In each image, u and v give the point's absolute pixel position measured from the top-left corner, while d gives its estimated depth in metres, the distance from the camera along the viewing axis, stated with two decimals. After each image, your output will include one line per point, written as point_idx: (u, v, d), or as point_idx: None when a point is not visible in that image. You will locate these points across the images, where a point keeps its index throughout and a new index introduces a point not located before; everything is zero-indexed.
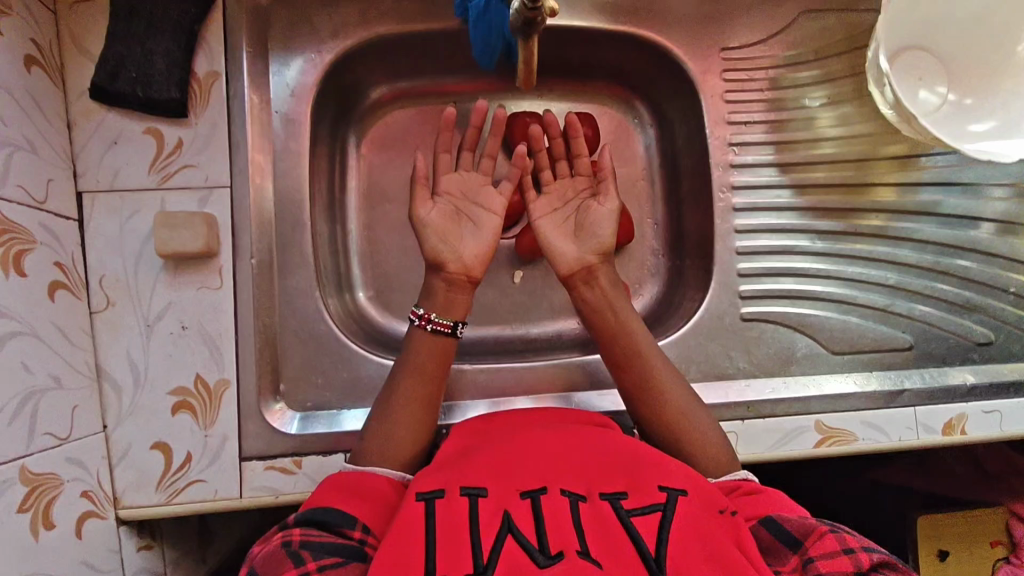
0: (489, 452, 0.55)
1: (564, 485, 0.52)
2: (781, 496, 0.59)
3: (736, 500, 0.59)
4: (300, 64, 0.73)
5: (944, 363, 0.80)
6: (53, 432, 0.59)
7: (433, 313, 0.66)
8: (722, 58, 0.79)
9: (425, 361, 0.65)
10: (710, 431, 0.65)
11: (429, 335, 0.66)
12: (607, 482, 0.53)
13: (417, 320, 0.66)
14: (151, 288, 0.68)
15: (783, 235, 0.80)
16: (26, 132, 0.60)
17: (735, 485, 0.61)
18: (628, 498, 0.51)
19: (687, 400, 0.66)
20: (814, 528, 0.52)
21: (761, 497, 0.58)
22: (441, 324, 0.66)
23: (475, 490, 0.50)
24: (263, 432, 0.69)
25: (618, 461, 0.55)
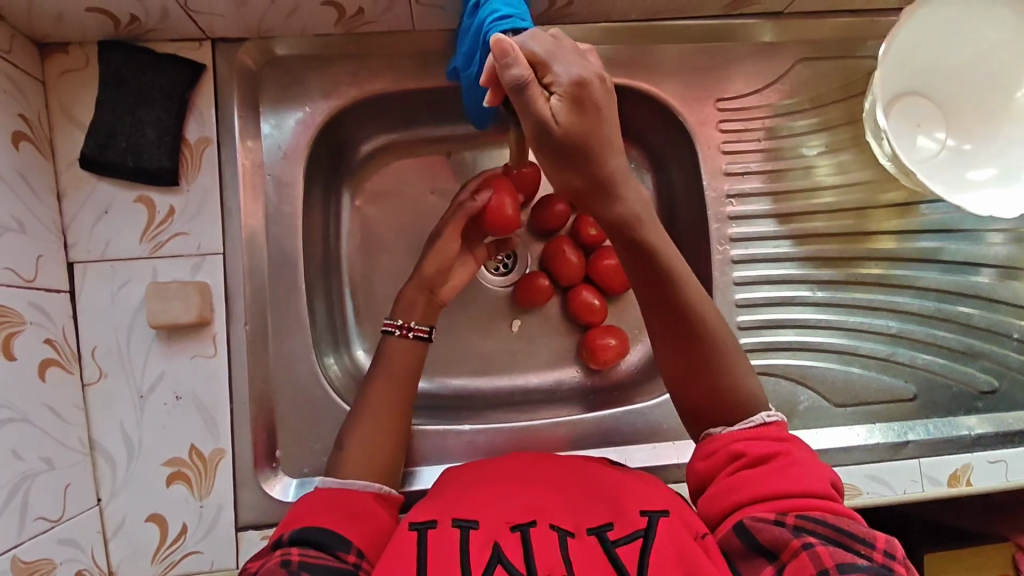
0: (482, 488, 0.54)
1: (554, 520, 0.50)
2: (791, 465, 0.51)
3: (733, 477, 0.52)
4: (292, 124, 0.73)
5: (949, 413, 0.79)
6: (45, 515, 0.59)
7: (412, 320, 0.67)
8: (717, 109, 0.79)
9: (401, 368, 0.65)
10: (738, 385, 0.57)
11: (410, 343, 0.67)
12: (599, 516, 0.51)
13: (396, 329, 0.67)
14: (144, 358, 0.67)
15: (782, 285, 0.79)
16: (14, 211, 0.60)
17: (738, 451, 0.54)
18: (615, 529, 0.49)
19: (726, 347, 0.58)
20: (788, 542, 0.46)
21: (762, 471, 0.51)
22: (419, 330, 0.67)
23: (465, 521, 0.49)
24: (259, 502, 0.68)
25: (614, 496, 0.54)
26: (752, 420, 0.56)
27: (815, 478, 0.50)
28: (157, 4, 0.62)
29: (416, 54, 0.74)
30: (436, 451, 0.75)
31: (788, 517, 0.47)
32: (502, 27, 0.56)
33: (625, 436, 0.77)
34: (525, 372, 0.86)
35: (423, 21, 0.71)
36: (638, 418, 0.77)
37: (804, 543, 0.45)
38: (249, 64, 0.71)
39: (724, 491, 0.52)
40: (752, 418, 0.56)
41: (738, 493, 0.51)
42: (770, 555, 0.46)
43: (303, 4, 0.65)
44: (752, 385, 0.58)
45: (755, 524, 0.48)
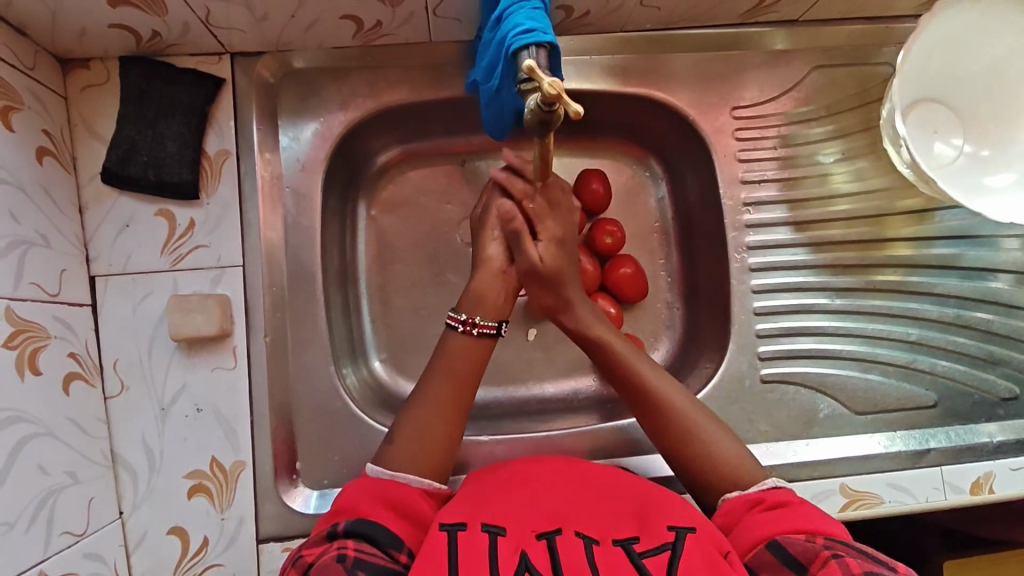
0: (506, 496, 0.54)
1: (579, 529, 0.50)
2: (809, 505, 0.53)
3: (756, 515, 0.54)
4: (310, 135, 0.72)
5: (970, 421, 0.78)
6: (70, 530, 0.59)
7: (478, 317, 0.65)
8: (733, 117, 0.79)
9: (462, 364, 0.63)
10: (725, 448, 0.61)
11: (474, 340, 0.65)
12: (624, 529, 0.51)
13: (460, 325, 0.65)
14: (165, 371, 0.67)
15: (801, 294, 0.79)
16: (39, 226, 0.61)
17: (757, 499, 0.56)
18: (641, 542, 0.49)
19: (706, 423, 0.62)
20: (817, 551, 0.47)
21: (785, 510, 0.53)
22: (486, 327, 0.65)
23: (493, 528, 0.49)
24: (279, 514, 0.68)
25: (636, 511, 0.54)
26: (764, 486, 0.57)
27: (831, 522, 0.52)
28: (179, 20, 0.63)
29: (433, 65, 0.74)
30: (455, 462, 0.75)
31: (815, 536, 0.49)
32: (524, 41, 0.52)
33: (643, 446, 0.77)
34: (542, 382, 0.86)
35: (440, 32, 0.71)
36: None
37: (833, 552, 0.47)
38: (268, 78, 0.72)
39: (748, 522, 0.53)
40: (762, 481, 0.58)
41: (763, 522, 0.52)
42: (798, 566, 0.47)
43: (323, 17, 0.66)
44: (733, 447, 0.61)
45: (783, 540, 0.50)
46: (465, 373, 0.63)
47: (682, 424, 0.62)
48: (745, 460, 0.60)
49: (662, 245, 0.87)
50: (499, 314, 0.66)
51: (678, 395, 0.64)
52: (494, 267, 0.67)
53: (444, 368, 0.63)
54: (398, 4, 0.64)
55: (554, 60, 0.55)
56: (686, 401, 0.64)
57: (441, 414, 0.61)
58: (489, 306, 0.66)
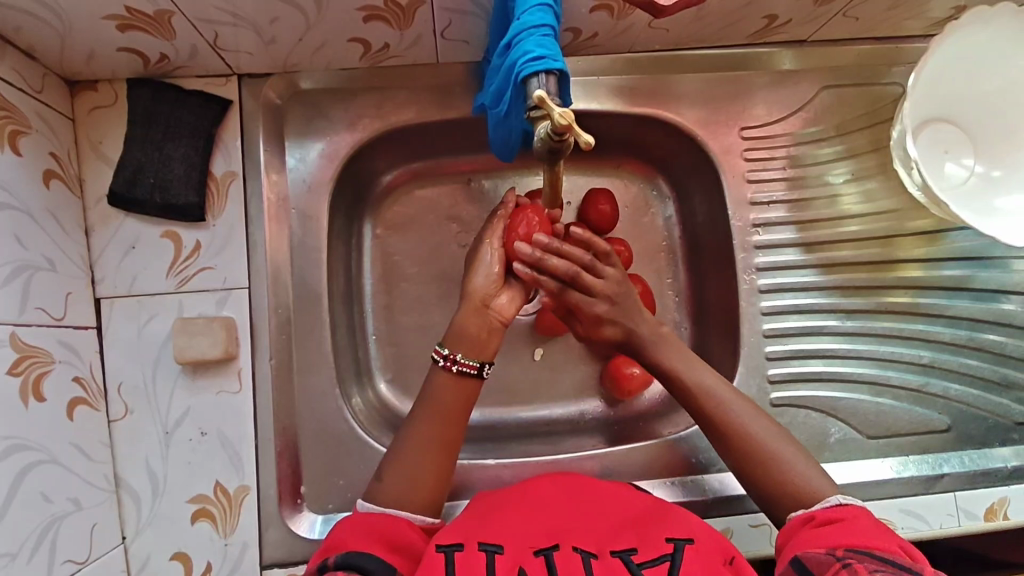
0: (505, 515, 0.55)
1: (576, 543, 0.50)
2: (863, 521, 0.52)
3: (809, 531, 0.53)
4: (316, 158, 0.72)
5: (983, 445, 0.77)
6: (72, 557, 0.58)
7: (460, 354, 0.61)
8: (743, 138, 0.78)
9: (448, 404, 0.61)
10: (797, 462, 0.60)
11: (456, 378, 0.61)
12: (623, 541, 0.52)
13: (442, 361, 0.61)
14: (170, 394, 0.67)
15: (811, 316, 0.78)
16: (45, 250, 0.60)
17: (812, 513, 0.56)
18: (639, 553, 0.50)
19: (774, 438, 0.61)
20: (831, 564, 0.48)
21: (831, 526, 0.53)
22: (468, 365, 0.61)
23: (490, 546, 0.49)
24: (284, 539, 0.67)
25: (637, 527, 0.54)
26: (827, 503, 0.56)
27: (886, 537, 0.50)
28: (187, 43, 0.63)
29: (440, 86, 0.74)
30: (461, 486, 0.74)
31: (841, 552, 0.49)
32: (533, 68, 0.51)
33: (652, 469, 0.76)
34: (549, 403, 0.85)
35: (447, 54, 0.71)
36: (668, 451, 0.76)
37: (844, 565, 0.47)
38: (275, 99, 0.72)
39: (795, 538, 0.54)
40: (827, 498, 0.57)
41: (803, 538, 0.53)
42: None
43: (330, 41, 0.66)
44: (803, 468, 0.59)
45: (806, 554, 0.50)
46: (452, 410, 0.61)
47: (763, 451, 0.60)
48: (816, 483, 0.58)
49: (670, 264, 0.86)
50: (482, 354, 0.62)
51: (744, 412, 0.62)
52: (477, 300, 0.63)
53: (431, 407, 0.61)
54: (406, 27, 0.64)
55: (563, 85, 0.54)
56: (752, 417, 0.62)
57: (425, 455, 0.59)
58: (473, 341, 0.62)
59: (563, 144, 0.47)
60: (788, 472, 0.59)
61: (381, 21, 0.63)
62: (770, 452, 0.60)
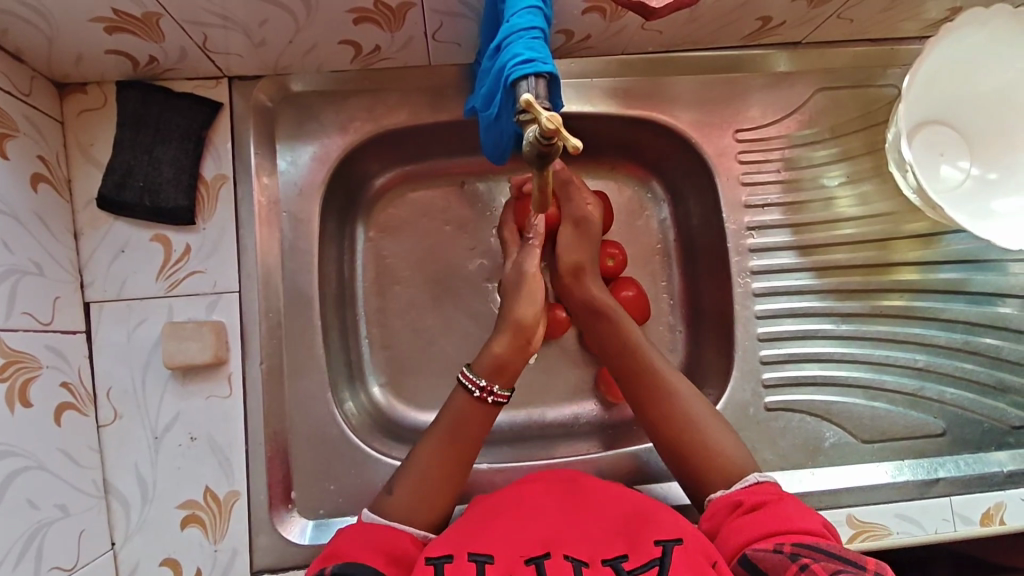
0: (496, 520, 0.54)
1: (567, 551, 0.50)
2: (788, 507, 0.54)
3: (738, 522, 0.55)
4: (308, 161, 0.72)
5: (979, 449, 0.76)
6: (60, 564, 0.58)
7: (496, 385, 0.64)
8: (737, 140, 0.78)
9: (471, 426, 0.63)
10: (727, 441, 0.64)
11: (487, 406, 0.64)
12: (615, 547, 0.51)
13: (477, 390, 0.63)
14: (159, 399, 0.66)
15: (806, 319, 0.77)
16: (32, 254, 0.60)
17: (738, 502, 0.57)
18: (630, 560, 0.49)
19: (703, 411, 0.66)
20: (784, 564, 0.48)
21: (760, 514, 0.54)
22: (501, 397, 0.64)
23: (480, 556, 0.49)
24: (275, 545, 0.66)
25: (629, 531, 0.53)
26: (748, 482, 0.59)
27: (809, 519, 0.53)
28: (176, 45, 0.62)
29: (432, 88, 0.73)
30: None
31: (785, 545, 0.49)
32: (522, 71, 0.51)
33: (646, 473, 0.75)
34: (543, 406, 0.84)
35: (439, 56, 0.70)
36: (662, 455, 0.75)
37: (799, 564, 0.47)
38: (266, 101, 0.71)
39: (730, 532, 0.54)
40: (746, 478, 0.60)
41: (739, 531, 0.53)
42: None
43: (320, 43, 0.65)
44: (731, 447, 0.63)
45: (753, 552, 0.50)
46: (473, 430, 0.63)
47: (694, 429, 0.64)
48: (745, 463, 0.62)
49: (664, 267, 0.86)
50: (511, 383, 0.66)
51: (685, 389, 0.67)
52: (520, 335, 0.67)
53: (451, 426, 0.63)
54: (397, 29, 0.64)
55: (553, 88, 0.54)
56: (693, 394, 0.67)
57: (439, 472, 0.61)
58: (507, 372, 0.65)
59: (551, 149, 0.46)
60: (713, 447, 0.63)
61: (371, 24, 0.63)
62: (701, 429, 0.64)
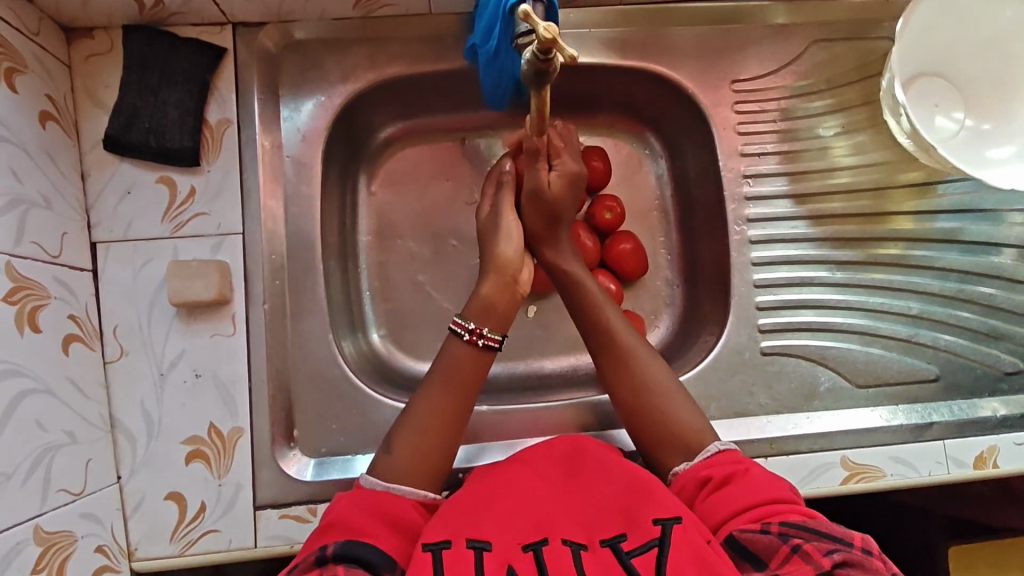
0: (494, 502, 0.55)
1: (564, 536, 0.51)
2: (759, 476, 0.55)
3: (710, 497, 0.56)
4: (311, 107, 0.73)
5: (972, 396, 0.77)
6: (67, 488, 0.59)
7: (484, 329, 0.65)
8: (733, 91, 0.79)
9: (465, 374, 0.63)
10: (689, 411, 0.63)
11: (477, 351, 0.64)
12: (613, 527, 0.52)
13: (467, 334, 0.64)
14: (165, 336, 0.68)
15: (801, 266, 0.78)
16: (41, 188, 0.61)
17: (706, 477, 0.58)
18: (628, 539, 0.50)
19: (666, 380, 0.65)
20: (777, 547, 0.48)
21: (730, 487, 0.55)
22: (491, 339, 0.65)
23: (478, 543, 0.49)
24: (277, 480, 0.68)
25: (626, 506, 0.54)
26: (707, 451, 0.60)
27: (779, 487, 0.54)
28: None
29: (433, 37, 0.74)
30: None
31: (772, 525, 0.50)
32: None
33: None
34: (541, 358, 0.86)
35: (440, 3, 0.72)
36: None
37: (792, 546, 0.48)
38: (269, 48, 0.72)
39: (705, 508, 0.55)
40: (708, 447, 0.60)
41: (716, 508, 0.54)
42: (759, 561, 0.49)
43: None
44: (692, 415, 0.63)
45: (739, 531, 0.51)
46: (466, 381, 0.63)
47: (656, 399, 0.64)
48: (706, 434, 0.62)
49: (662, 222, 0.87)
50: (502, 327, 0.67)
51: (645, 355, 0.66)
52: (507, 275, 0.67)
53: (447, 376, 0.63)
54: None
55: (550, 13, 0.55)
56: (652, 362, 0.66)
57: (439, 419, 0.61)
58: (496, 315, 0.66)
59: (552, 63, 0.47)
60: (676, 416, 0.63)
61: None
62: (662, 398, 0.64)
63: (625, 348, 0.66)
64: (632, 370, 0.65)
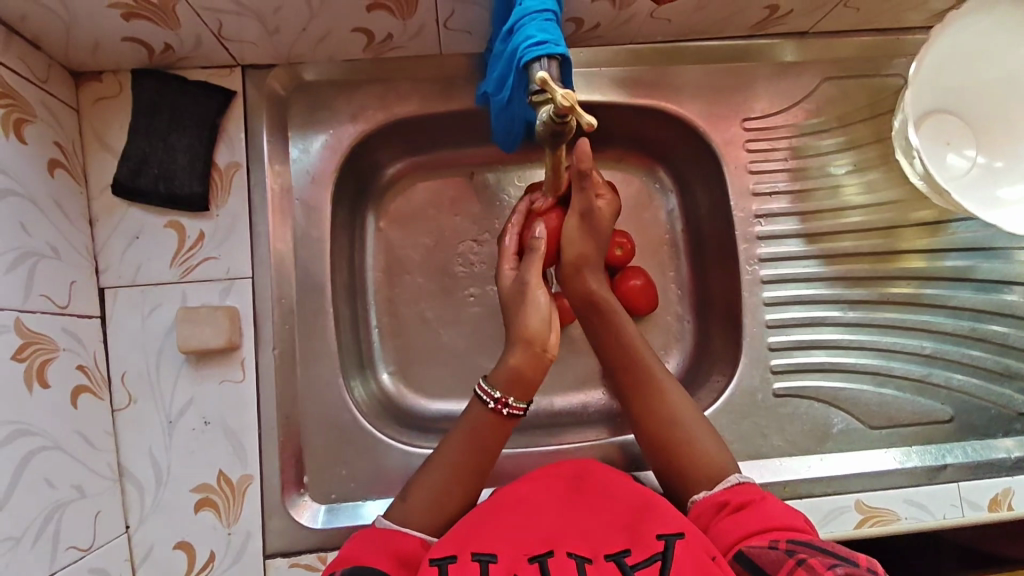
0: (503, 515, 0.55)
1: (570, 549, 0.50)
2: (773, 504, 0.54)
3: (724, 520, 0.55)
4: (320, 149, 0.72)
5: (986, 436, 0.77)
6: (76, 544, 0.58)
7: (511, 398, 0.61)
8: (744, 129, 0.78)
9: (486, 438, 0.61)
10: (710, 442, 0.62)
11: (501, 419, 0.61)
12: (618, 542, 0.52)
13: (491, 403, 0.61)
14: (174, 384, 0.67)
15: (813, 306, 0.78)
16: (50, 238, 0.60)
17: (723, 501, 0.57)
18: (632, 555, 0.50)
19: (687, 409, 0.64)
20: (783, 561, 0.47)
21: (747, 510, 0.54)
22: (516, 409, 0.61)
23: (486, 555, 0.49)
24: (287, 529, 0.67)
25: (631, 522, 0.54)
26: (730, 482, 0.59)
27: (793, 516, 0.53)
28: (192, 32, 0.63)
29: (443, 77, 0.74)
30: None
31: (781, 542, 0.49)
32: (535, 53, 0.52)
33: None
34: (551, 395, 0.85)
35: (450, 46, 0.71)
36: None
37: (795, 559, 0.46)
38: (278, 90, 0.72)
39: (717, 530, 0.54)
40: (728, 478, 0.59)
41: (727, 529, 0.53)
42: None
43: (332, 32, 0.66)
44: (710, 446, 0.62)
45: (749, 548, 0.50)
46: (488, 445, 0.61)
47: (676, 425, 0.63)
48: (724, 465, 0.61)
49: (672, 257, 0.86)
50: (528, 395, 0.62)
51: (671, 386, 0.66)
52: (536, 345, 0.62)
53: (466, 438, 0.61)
54: (409, 17, 0.65)
55: (564, 70, 0.54)
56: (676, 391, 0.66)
57: (458, 480, 0.60)
58: (524, 383, 0.62)
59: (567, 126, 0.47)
60: (696, 445, 0.62)
61: (384, 11, 0.63)
62: (683, 427, 0.63)
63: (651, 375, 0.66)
64: (655, 397, 0.65)
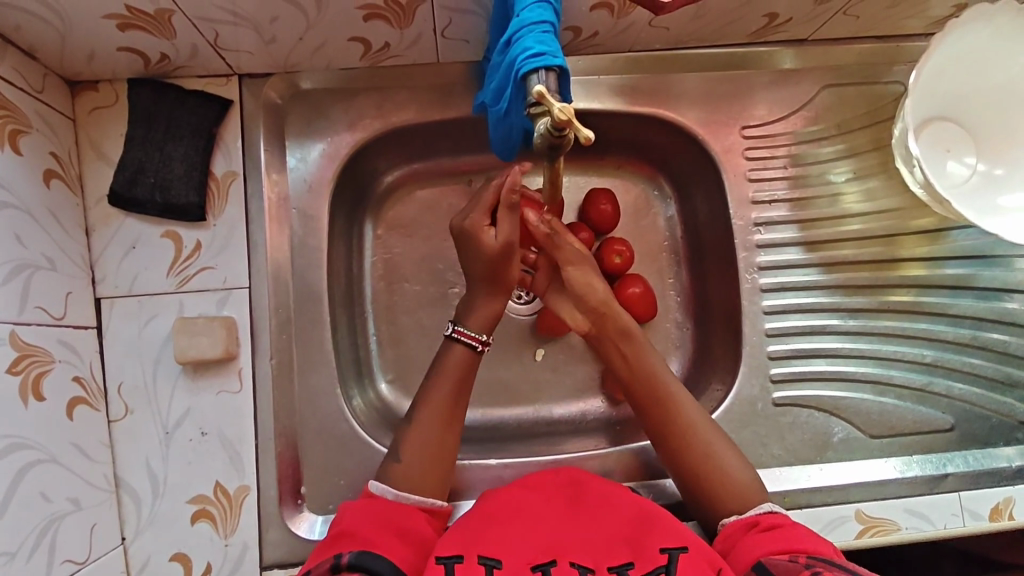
0: (504, 521, 0.54)
1: (573, 559, 0.50)
2: (804, 530, 0.55)
3: (753, 537, 0.56)
4: (317, 158, 0.72)
5: (987, 445, 0.76)
6: (71, 558, 0.58)
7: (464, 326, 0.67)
8: (743, 137, 0.78)
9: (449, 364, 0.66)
10: (740, 469, 0.62)
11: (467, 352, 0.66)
12: (620, 555, 0.51)
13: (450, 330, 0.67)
14: (170, 395, 0.67)
15: (813, 315, 0.78)
16: (45, 250, 0.60)
17: (754, 521, 0.58)
18: (635, 567, 0.50)
19: (714, 435, 0.64)
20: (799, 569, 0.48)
21: (776, 531, 0.55)
22: (468, 337, 0.66)
23: (489, 561, 0.49)
24: (284, 540, 0.67)
25: (632, 534, 0.53)
26: (761, 509, 0.59)
27: (822, 542, 0.53)
28: (187, 42, 0.63)
29: (440, 85, 0.74)
30: (461, 487, 0.73)
31: (801, 556, 0.50)
32: (534, 64, 0.52)
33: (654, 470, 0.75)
34: (550, 403, 0.84)
35: (447, 54, 0.71)
36: None
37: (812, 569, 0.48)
38: (275, 99, 0.72)
39: (744, 547, 0.55)
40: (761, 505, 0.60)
41: (754, 546, 0.54)
42: None
43: (329, 41, 0.66)
44: (740, 470, 0.63)
45: (768, 561, 0.51)
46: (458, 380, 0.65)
47: (705, 451, 0.63)
48: (755, 491, 0.61)
49: (671, 264, 0.86)
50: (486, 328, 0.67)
51: (694, 411, 0.65)
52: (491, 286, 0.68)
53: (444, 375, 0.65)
54: (407, 26, 0.64)
55: (563, 82, 0.54)
56: (700, 417, 0.65)
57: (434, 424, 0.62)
58: (482, 318, 0.67)
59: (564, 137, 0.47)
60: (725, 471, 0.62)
61: (381, 20, 0.63)
62: (711, 454, 0.63)
63: (676, 403, 0.65)
64: (681, 424, 0.65)
